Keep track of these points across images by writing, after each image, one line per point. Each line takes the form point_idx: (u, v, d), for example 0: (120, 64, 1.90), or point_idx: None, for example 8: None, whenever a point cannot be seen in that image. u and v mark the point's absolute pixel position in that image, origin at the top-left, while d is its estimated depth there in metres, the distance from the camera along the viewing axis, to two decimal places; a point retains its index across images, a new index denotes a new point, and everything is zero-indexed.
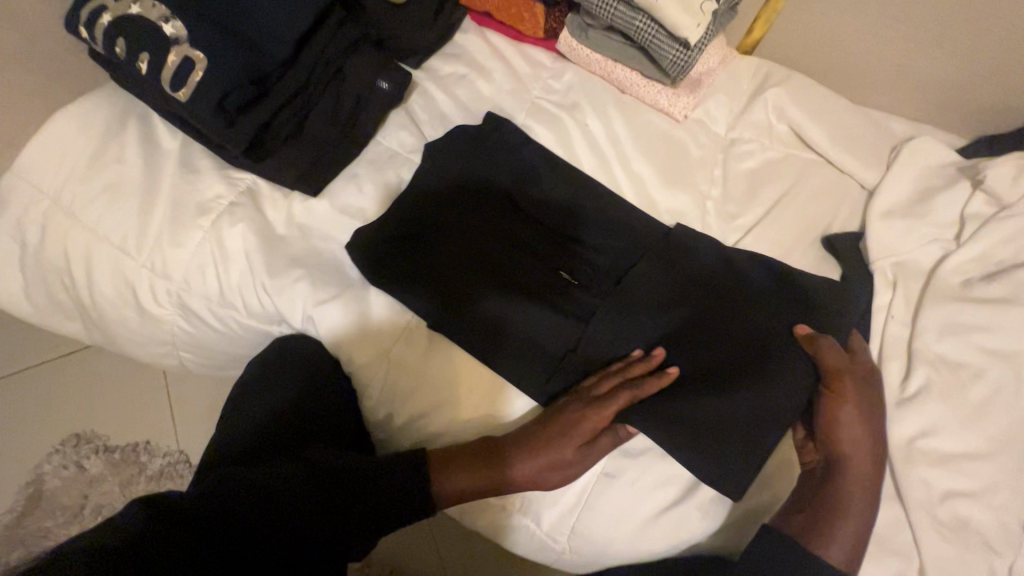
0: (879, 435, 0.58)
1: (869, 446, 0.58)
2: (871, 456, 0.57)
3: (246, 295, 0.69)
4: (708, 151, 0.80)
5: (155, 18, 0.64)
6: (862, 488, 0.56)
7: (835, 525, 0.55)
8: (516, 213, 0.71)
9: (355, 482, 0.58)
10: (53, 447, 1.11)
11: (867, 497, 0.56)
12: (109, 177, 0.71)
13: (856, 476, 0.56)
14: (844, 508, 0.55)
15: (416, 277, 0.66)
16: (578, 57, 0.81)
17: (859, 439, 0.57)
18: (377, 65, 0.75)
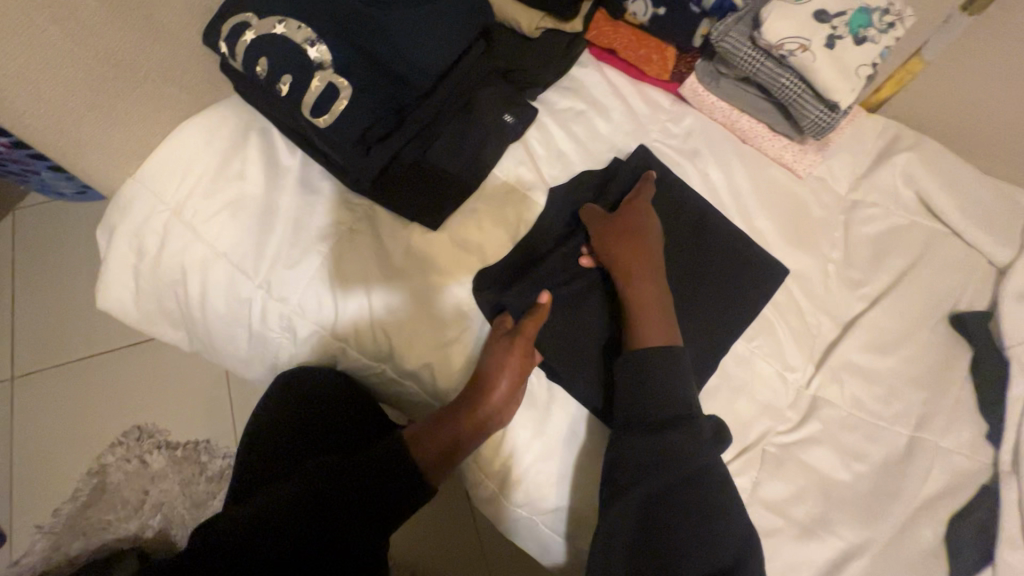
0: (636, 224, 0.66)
1: (637, 244, 0.64)
2: (644, 240, 0.65)
3: (359, 327, 0.67)
4: (830, 211, 0.77)
5: (299, 39, 0.63)
6: (644, 281, 0.62)
7: (638, 320, 0.60)
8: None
9: (335, 486, 0.61)
10: (117, 439, 1.12)
11: (649, 281, 0.62)
12: (231, 193, 0.70)
13: (631, 279, 0.62)
14: (635, 303, 0.61)
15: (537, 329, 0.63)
16: (702, 102, 0.79)
17: (636, 234, 0.65)
18: (505, 100, 0.74)
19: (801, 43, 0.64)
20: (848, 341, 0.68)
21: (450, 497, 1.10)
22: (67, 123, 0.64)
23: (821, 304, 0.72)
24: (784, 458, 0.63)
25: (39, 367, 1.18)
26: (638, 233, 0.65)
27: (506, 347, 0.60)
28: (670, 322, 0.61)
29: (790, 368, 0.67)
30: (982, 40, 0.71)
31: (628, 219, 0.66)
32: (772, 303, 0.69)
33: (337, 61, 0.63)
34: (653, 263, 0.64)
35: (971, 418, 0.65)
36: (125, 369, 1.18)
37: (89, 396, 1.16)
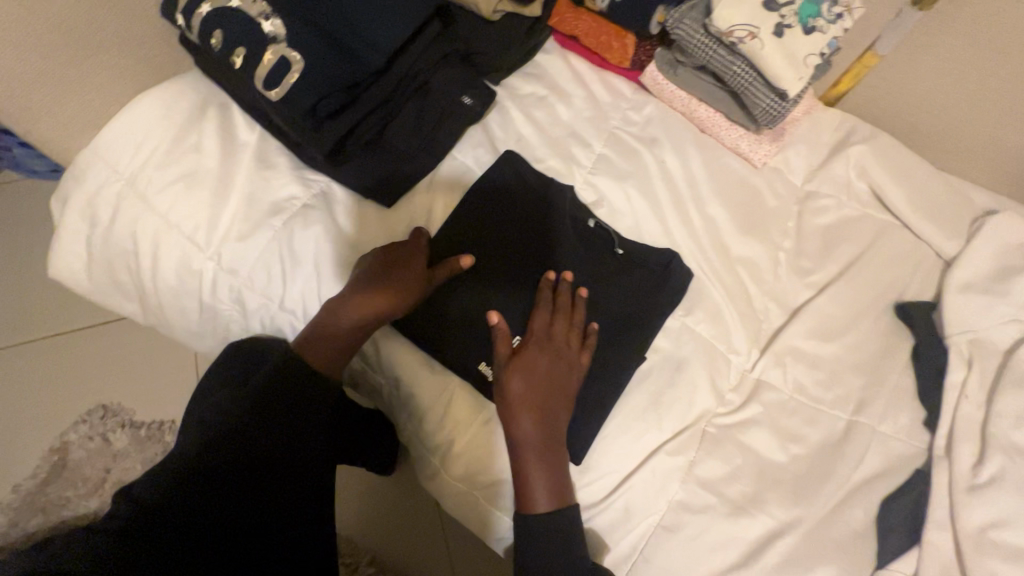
0: (523, 373, 0.59)
1: (537, 409, 0.58)
2: (545, 395, 0.59)
3: (308, 299, 0.67)
4: (784, 202, 0.78)
5: (254, 12, 0.64)
6: (532, 445, 0.58)
7: (524, 486, 0.58)
8: (588, 247, 0.70)
9: (265, 433, 0.59)
10: (80, 417, 1.13)
11: (547, 457, 0.58)
12: (186, 166, 0.70)
13: (523, 442, 0.58)
14: (525, 475, 0.58)
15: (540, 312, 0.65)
16: (662, 91, 0.80)
17: (532, 398, 0.58)
18: (464, 81, 0.74)
19: (750, 31, 0.65)
20: (793, 327, 0.70)
21: (402, 493, 1.10)
22: (18, 91, 0.63)
23: (769, 291, 0.73)
24: (722, 439, 0.63)
25: (8, 343, 1.18)
26: (532, 392, 0.58)
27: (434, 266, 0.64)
28: (553, 488, 0.58)
29: (734, 351, 0.68)
30: (930, 35, 0.73)
31: (527, 370, 0.59)
32: (719, 288, 0.71)
33: (291, 37, 0.64)
34: (552, 420, 0.59)
35: (908, 405, 0.66)
36: (93, 347, 1.18)
37: (56, 374, 1.16)
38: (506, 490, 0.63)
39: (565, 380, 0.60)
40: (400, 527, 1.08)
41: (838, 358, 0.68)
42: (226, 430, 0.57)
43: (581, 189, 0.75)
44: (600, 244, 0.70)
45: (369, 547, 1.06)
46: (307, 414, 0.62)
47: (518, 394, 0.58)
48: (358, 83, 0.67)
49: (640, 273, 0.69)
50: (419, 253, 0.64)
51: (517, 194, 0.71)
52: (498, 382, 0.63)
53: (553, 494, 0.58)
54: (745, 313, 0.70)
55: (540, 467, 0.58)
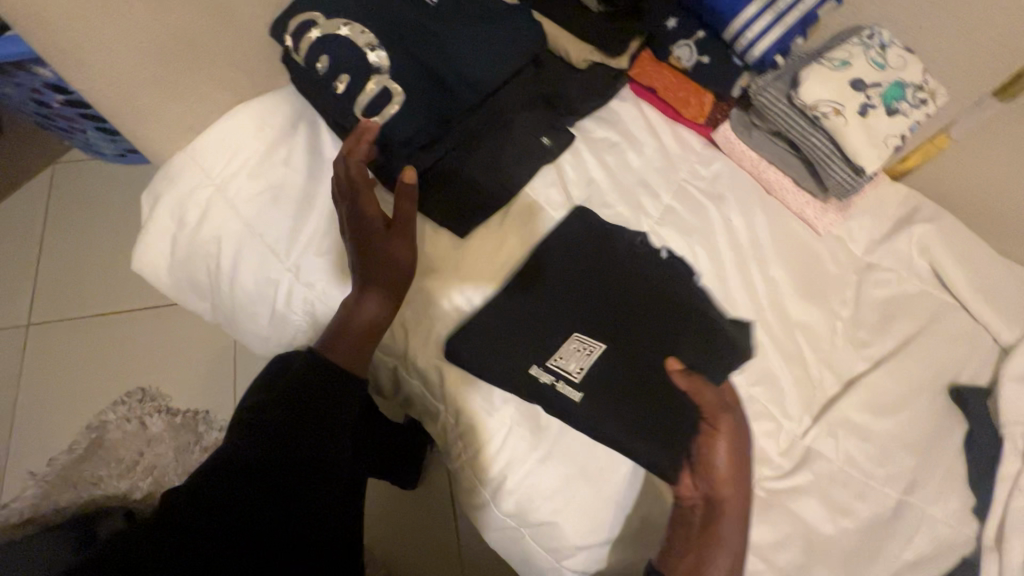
0: (730, 438, 0.59)
1: (735, 477, 0.58)
2: (739, 466, 0.59)
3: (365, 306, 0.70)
4: (844, 270, 0.80)
5: (360, 43, 0.67)
6: (726, 513, 0.58)
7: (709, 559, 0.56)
8: (653, 285, 0.68)
9: (291, 439, 0.60)
10: (118, 398, 1.16)
11: (733, 529, 0.58)
12: (275, 178, 0.73)
13: (721, 509, 0.58)
14: (711, 546, 0.57)
15: (615, 348, 0.64)
16: (732, 150, 0.82)
17: (735, 463, 0.58)
18: (547, 123, 0.77)
19: (835, 107, 0.66)
20: (849, 398, 0.70)
21: (422, 511, 1.10)
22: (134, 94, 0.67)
23: (825, 359, 0.73)
24: (772, 504, 0.64)
25: (60, 319, 1.22)
26: (735, 459, 0.59)
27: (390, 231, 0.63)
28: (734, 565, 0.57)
29: (788, 416, 0.69)
30: (1006, 126, 0.74)
31: (728, 437, 0.59)
32: (777, 352, 0.72)
33: (395, 72, 0.67)
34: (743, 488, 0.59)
35: (960, 490, 0.66)
36: (140, 330, 1.22)
37: (101, 354, 1.20)
38: (545, 528, 0.64)
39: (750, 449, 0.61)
40: (417, 544, 1.08)
41: (891, 434, 0.69)
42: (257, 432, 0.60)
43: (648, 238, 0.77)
44: (671, 283, 0.69)
45: (384, 561, 1.07)
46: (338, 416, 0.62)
47: (722, 457, 0.58)
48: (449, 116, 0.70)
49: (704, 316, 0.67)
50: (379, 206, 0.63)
51: (586, 236, 0.71)
52: (550, 386, 0.61)
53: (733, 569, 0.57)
54: (802, 379, 0.71)
55: (727, 536, 0.57)
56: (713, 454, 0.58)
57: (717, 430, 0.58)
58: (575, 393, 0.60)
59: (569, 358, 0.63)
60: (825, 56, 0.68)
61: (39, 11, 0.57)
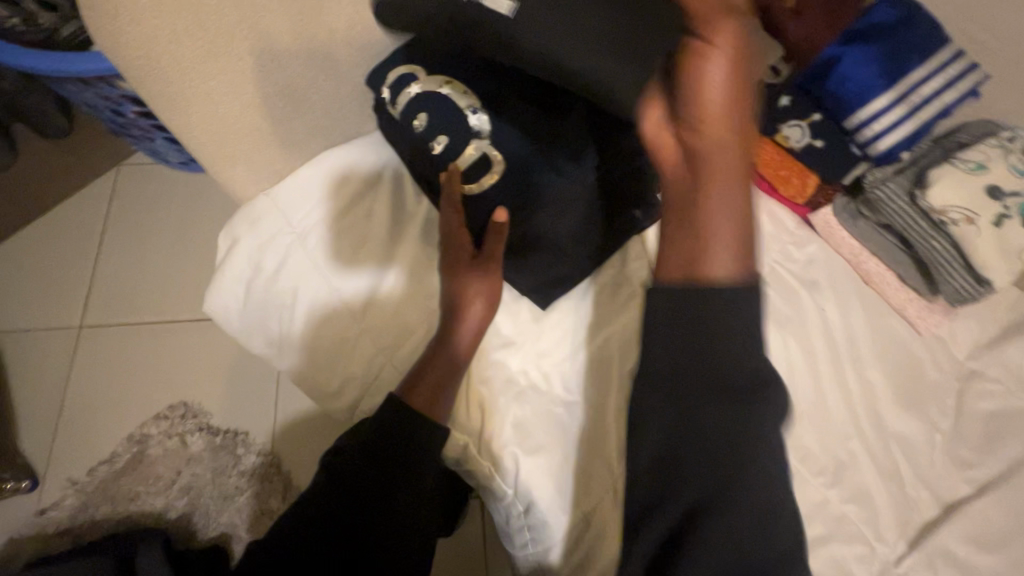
0: (722, 112, 0.53)
1: (716, 184, 0.52)
2: (735, 91, 0.53)
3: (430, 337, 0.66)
4: (945, 377, 0.74)
5: (463, 106, 0.65)
6: (704, 180, 0.53)
7: (701, 247, 0.50)
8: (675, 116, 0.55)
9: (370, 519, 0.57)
10: (161, 412, 1.15)
11: (696, 202, 0.53)
12: (357, 233, 0.71)
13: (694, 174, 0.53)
14: (707, 239, 0.51)
15: (567, 30, 0.56)
16: (831, 235, 0.77)
17: (729, 83, 0.53)
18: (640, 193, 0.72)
19: (967, 215, 0.64)
20: (949, 526, 0.65)
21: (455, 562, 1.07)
22: (228, 139, 0.65)
23: (923, 477, 0.68)
24: None
25: (109, 324, 1.22)
26: (728, 89, 0.53)
27: (477, 273, 0.65)
28: (742, 312, 0.48)
29: (881, 540, 0.64)
30: None
31: (715, 118, 0.53)
32: (873, 466, 0.67)
33: (489, 142, 0.65)
34: (727, 174, 0.52)
35: None
36: (185, 343, 1.21)
37: (146, 364, 1.19)
38: None
39: (723, 89, 0.53)
40: None
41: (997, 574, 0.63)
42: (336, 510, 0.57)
43: None
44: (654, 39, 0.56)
45: None
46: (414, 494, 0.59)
47: (730, 123, 0.52)
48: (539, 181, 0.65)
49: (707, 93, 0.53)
50: (456, 219, 0.66)
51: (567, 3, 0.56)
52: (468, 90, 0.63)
53: (741, 268, 0.50)
54: (897, 499, 0.66)
55: (733, 267, 0.50)
56: (699, 122, 0.53)
57: (699, 86, 0.53)
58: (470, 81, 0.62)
59: (516, 47, 0.57)
60: (959, 157, 0.66)
61: (148, 61, 0.55)
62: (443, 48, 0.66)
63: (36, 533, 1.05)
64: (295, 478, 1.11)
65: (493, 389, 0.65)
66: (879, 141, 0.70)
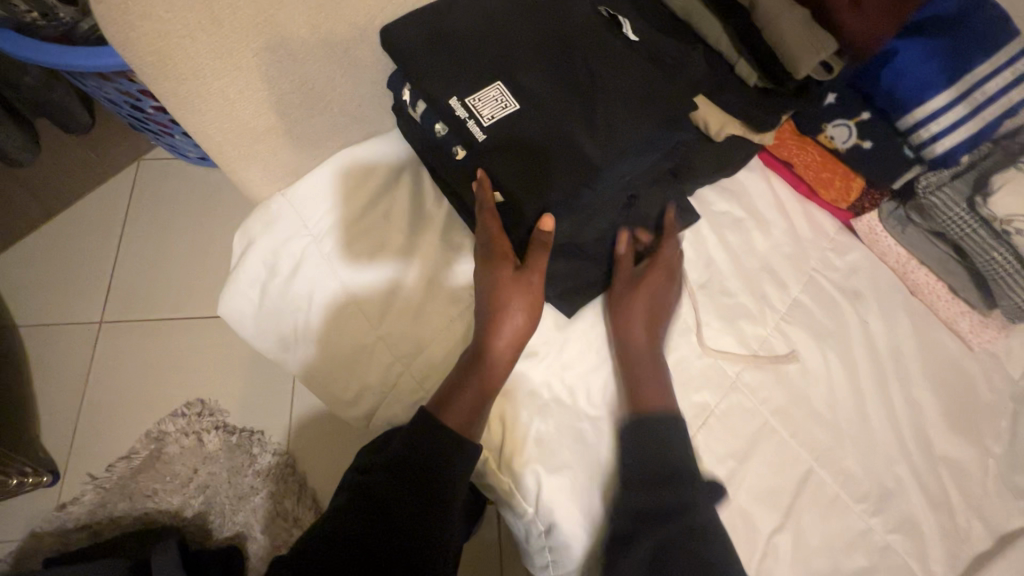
0: (651, 299, 0.65)
1: (644, 328, 0.64)
2: (657, 303, 0.65)
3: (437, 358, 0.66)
4: (999, 396, 0.69)
5: (482, 112, 0.60)
6: (635, 344, 0.64)
7: (636, 394, 0.62)
8: (641, 299, 0.64)
9: (406, 523, 0.54)
10: (178, 409, 1.15)
11: (648, 361, 0.63)
12: (375, 236, 0.68)
13: (638, 341, 0.64)
14: (642, 382, 0.62)
15: (550, 73, 0.61)
16: (873, 241, 0.72)
17: (660, 277, 0.66)
18: (671, 197, 0.69)
19: None
20: (1001, 559, 0.60)
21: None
22: (244, 138, 0.63)
23: (973, 504, 0.64)
24: None
25: (128, 320, 1.22)
26: (652, 305, 0.65)
27: (519, 281, 0.61)
28: (673, 434, 0.60)
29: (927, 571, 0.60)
30: None
31: (646, 296, 0.65)
32: (918, 490, 0.63)
33: (512, 150, 0.60)
34: (656, 337, 0.64)
35: None
36: (203, 339, 1.21)
37: (163, 360, 1.19)
38: None
39: (666, 288, 0.66)
40: None
41: None
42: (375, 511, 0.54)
43: (773, 337, 0.68)
44: (661, 85, 0.61)
45: None
46: (446, 504, 0.56)
47: (660, 298, 0.66)
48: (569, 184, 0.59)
49: (657, 296, 0.65)
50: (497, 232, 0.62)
51: (545, 50, 0.62)
52: (464, 120, 0.60)
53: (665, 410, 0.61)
54: (946, 528, 0.62)
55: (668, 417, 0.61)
56: (621, 307, 0.64)
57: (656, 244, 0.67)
58: (480, 131, 0.60)
59: (486, 103, 0.60)
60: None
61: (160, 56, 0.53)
62: (482, 39, 0.62)
63: (56, 528, 1.05)
64: (311, 480, 1.10)
65: (512, 407, 0.62)
66: (935, 147, 0.64)
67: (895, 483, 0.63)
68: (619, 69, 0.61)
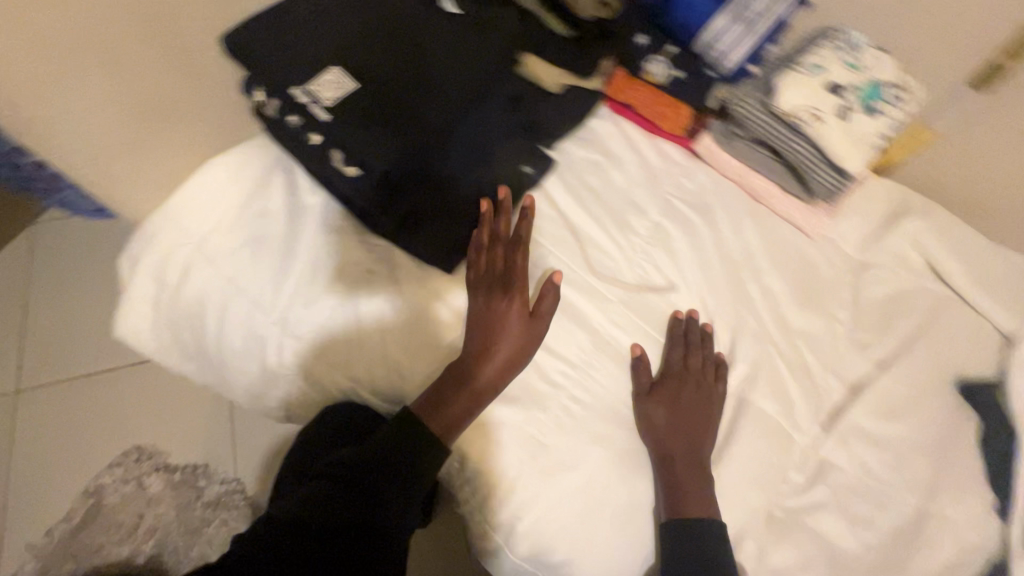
0: (708, 406, 0.68)
1: (674, 430, 0.66)
2: (692, 408, 0.67)
3: (328, 335, 0.68)
4: (840, 271, 0.78)
5: (323, 96, 0.65)
6: (681, 457, 0.64)
7: (681, 498, 0.62)
8: (675, 401, 0.67)
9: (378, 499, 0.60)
10: (114, 460, 1.13)
11: (694, 466, 0.64)
12: (253, 230, 0.71)
13: (677, 451, 0.65)
14: (682, 487, 0.62)
15: (384, 51, 0.68)
16: (714, 159, 0.81)
17: (699, 375, 0.69)
18: (523, 150, 0.74)
19: (813, 112, 0.67)
20: (856, 405, 0.69)
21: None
22: (101, 157, 0.65)
23: (829, 365, 0.72)
24: (791, 522, 0.64)
25: (45, 383, 1.19)
26: (690, 405, 0.67)
27: (502, 299, 0.67)
28: (714, 539, 0.61)
29: (798, 429, 0.68)
30: (985, 114, 0.74)
31: (674, 401, 0.67)
32: (779, 363, 0.71)
33: (362, 123, 0.65)
34: (697, 437, 0.66)
35: (978, 488, 0.65)
36: (130, 388, 1.19)
37: (90, 415, 1.16)
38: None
39: (703, 416, 0.67)
40: None
41: (907, 438, 0.68)
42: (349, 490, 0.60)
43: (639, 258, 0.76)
44: (485, 51, 0.71)
45: None
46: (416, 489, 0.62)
47: (699, 397, 0.68)
48: (420, 146, 0.67)
49: (711, 407, 0.68)
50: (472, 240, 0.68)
51: (376, 32, 0.68)
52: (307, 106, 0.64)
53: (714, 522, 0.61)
54: (807, 389, 0.71)
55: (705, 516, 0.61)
56: (653, 431, 0.66)
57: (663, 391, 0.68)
58: (322, 111, 0.64)
59: (324, 87, 0.65)
60: (799, 62, 0.70)
61: None
62: (312, 31, 0.67)
63: None
64: (263, 501, 1.10)
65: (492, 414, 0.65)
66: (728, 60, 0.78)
67: (759, 360, 0.72)
68: (442, 41, 0.69)
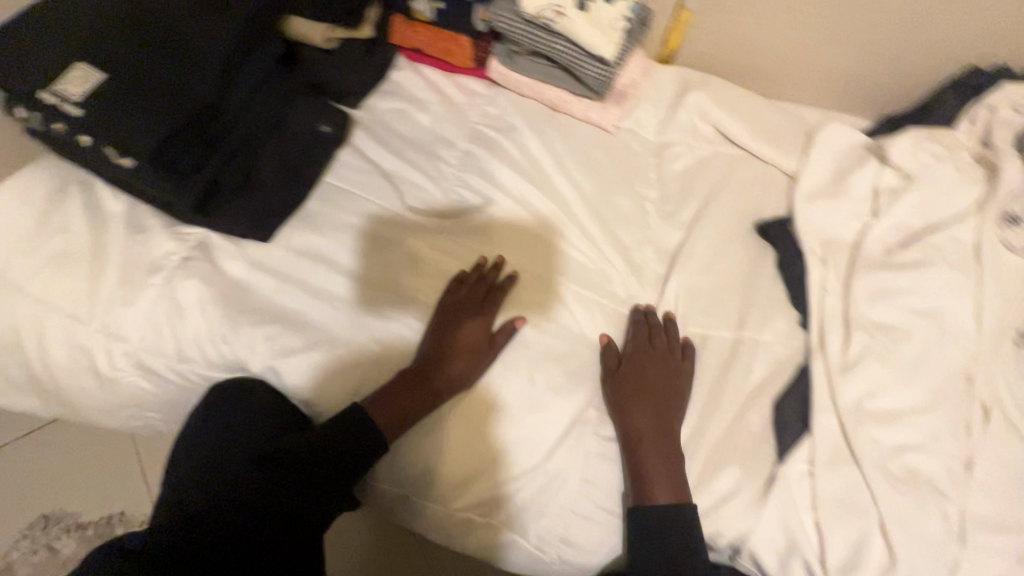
0: (670, 388, 0.66)
1: (645, 412, 0.64)
2: (662, 391, 0.65)
3: (157, 327, 0.69)
4: (642, 155, 0.84)
5: (71, 92, 0.63)
6: (651, 441, 0.62)
7: (645, 480, 0.61)
8: (640, 384, 0.65)
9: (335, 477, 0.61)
10: (19, 533, 1.07)
11: (663, 445, 0.62)
12: (54, 247, 0.70)
13: (644, 433, 0.63)
14: (646, 470, 0.61)
15: (131, 36, 0.67)
16: (509, 82, 0.85)
17: (668, 360, 0.67)
18: (316, 110, 0.78)
19: (557, 11, 0.76)
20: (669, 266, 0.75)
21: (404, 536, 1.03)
22: None
23: (642, 238, 0.77)
24: None
25: None
26: (661, 388, 0.65)
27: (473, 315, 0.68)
28: (685, 527, 0.59)
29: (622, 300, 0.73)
30: None
31: (646, 384, 0.65)
32: (596, 247, 0.76)
33: (120, 110, 0.64)
34: (666, 420, 0.64)
35: (783, 310, 0.72)
36: (23, 459, 1.11)
37: None
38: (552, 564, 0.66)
39: (672, 398, 0.65)
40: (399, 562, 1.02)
41: (719, 284, 0.74)
42: (297, 467, 0.60)
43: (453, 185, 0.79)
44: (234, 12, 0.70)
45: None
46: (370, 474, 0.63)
47: (666, 379, 0.66)
48: (194, 120, 0.68)
49: (674, 393, 0.66)
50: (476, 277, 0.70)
51: (119, 20, 0.68)
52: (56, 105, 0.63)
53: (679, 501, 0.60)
54: (626, 263, 0.75)
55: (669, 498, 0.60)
56: (622, 413, 0.65)
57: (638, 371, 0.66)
58: (76, 108, 0.63)
59: (72, 83, 0.63)
60: None
61: None
62: (46, 29, 0.65)
63: None
64: None
65: (469, 428, 0.65)
66: None
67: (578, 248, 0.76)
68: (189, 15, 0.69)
